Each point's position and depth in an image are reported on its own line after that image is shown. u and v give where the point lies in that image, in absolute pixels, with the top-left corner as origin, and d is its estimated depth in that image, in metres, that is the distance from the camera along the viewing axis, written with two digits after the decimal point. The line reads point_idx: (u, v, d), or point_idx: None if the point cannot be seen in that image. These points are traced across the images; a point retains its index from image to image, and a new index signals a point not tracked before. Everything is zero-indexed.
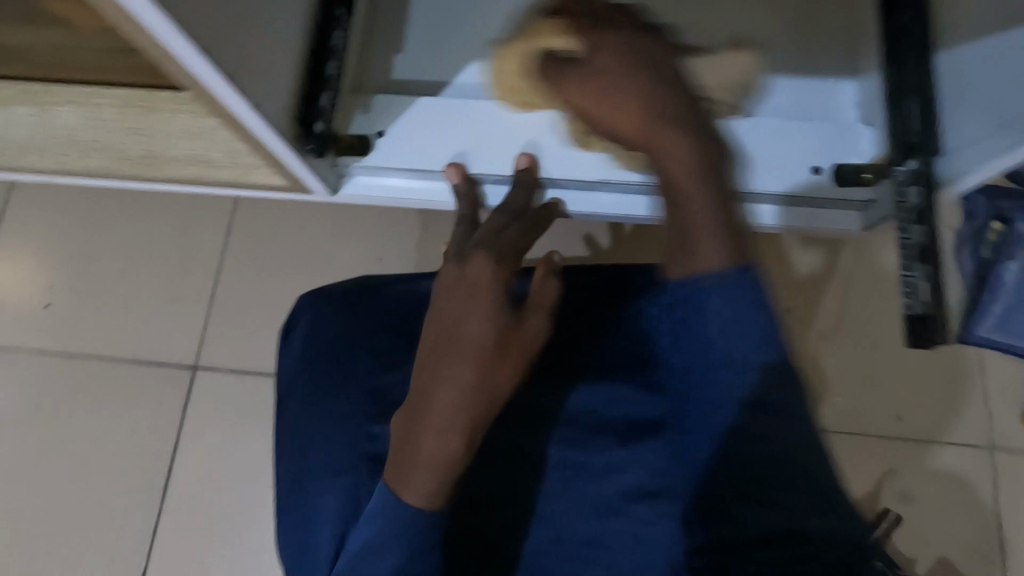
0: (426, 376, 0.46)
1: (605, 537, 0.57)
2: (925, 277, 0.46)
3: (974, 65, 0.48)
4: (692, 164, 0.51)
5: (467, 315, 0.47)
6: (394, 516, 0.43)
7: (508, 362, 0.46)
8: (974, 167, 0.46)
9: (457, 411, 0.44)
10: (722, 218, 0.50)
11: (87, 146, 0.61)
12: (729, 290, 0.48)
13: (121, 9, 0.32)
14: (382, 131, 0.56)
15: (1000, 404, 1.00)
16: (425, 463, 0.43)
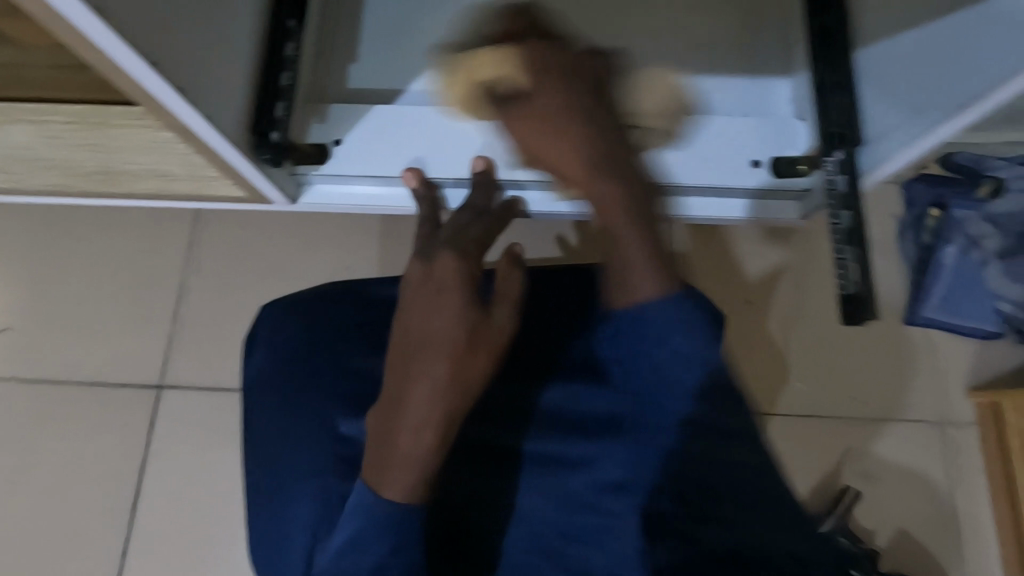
0: (399, 374, 0.47)
1: (583, 532, 0.52)
2: (853, 259, 0.49)
3: (885, 59, 0.52)
4: (618, 207, 0.52)
5: (435, 312, 0.49)
6: (374, 511, 0.44)
7: (480, 354, 0.48)
8: (891, 156, 0.50)
9: (432, 405, 0.45)
10: (648, 254, 0.51)
11: (44, 163, 0.62)
12: (665, 318, 0.49)
13: (64, 24, 0.32)
14: (338, 139, 0.58)
15: (946, 380, 1.06)
16: (403, 458, 0.44)
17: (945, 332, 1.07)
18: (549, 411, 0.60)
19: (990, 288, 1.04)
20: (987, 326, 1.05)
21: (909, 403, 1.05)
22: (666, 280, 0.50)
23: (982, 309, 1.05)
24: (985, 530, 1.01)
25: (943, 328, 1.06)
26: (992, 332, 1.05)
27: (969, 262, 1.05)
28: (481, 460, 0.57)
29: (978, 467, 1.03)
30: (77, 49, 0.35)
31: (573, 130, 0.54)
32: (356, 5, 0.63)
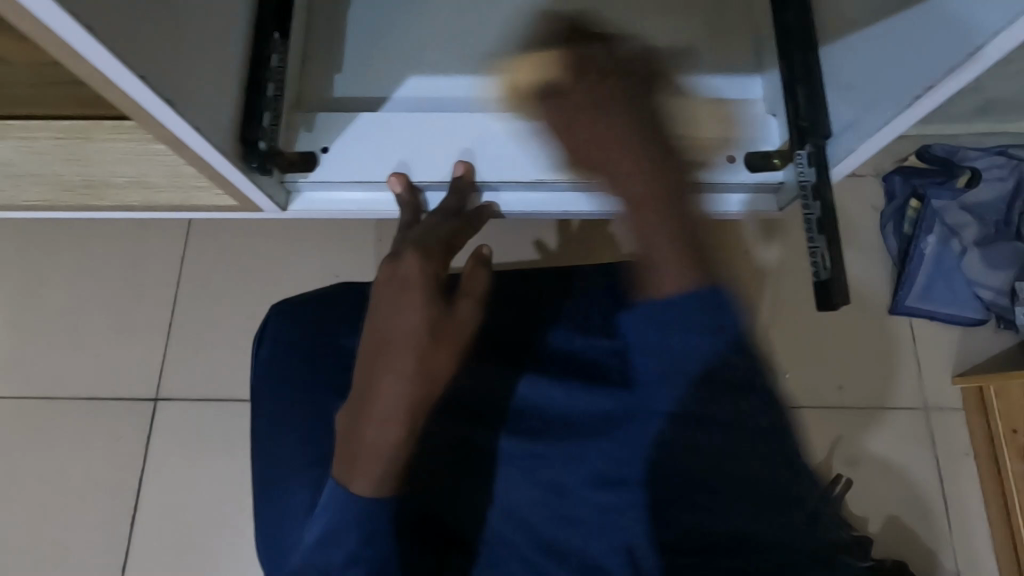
0: (365, 370, 0.47)
1: (569, 520, 0.53)
2: (826, 247, 0.50)
3: (848, 57, 0.53)
4: (649, 198, 0.47)
5: (400, 309, 0.49)
6: (346, 506, 0.44)
7: (445, 347, 0.48)
8: (852, 147, 0.51)
9: (396, 398, 0.45)
10: (679, 244, 0.45)
11: (23, 177, 0.60)
12: (691, 311, 0.43)
13: (57, 42, 0.34)
14: (326, 147, 0.59)
15: (930, 367, 1.08)
16: (368, 453, 0.44)
17: (928, 321, 1.09)
18: (529, 403, 0.59)
19: (969, 275, 1.07)
20: (969, 312, 1.07)
21: (895, 391, 1.07)
22: (700, 272, 0.44)
23: (963, 296, 1.07)
24: (974, 512, 1.03)
25: (925, 317, 1.09)
26: (974, 319, 1.07)
27: (950, 251, 1.07)
28: (462, 457, 0.59)
29: (965, 451, 1.05)
30: (67, 62, 0.36)
31: (596, 127, 0.51)
32: (339, 17, 0.65)
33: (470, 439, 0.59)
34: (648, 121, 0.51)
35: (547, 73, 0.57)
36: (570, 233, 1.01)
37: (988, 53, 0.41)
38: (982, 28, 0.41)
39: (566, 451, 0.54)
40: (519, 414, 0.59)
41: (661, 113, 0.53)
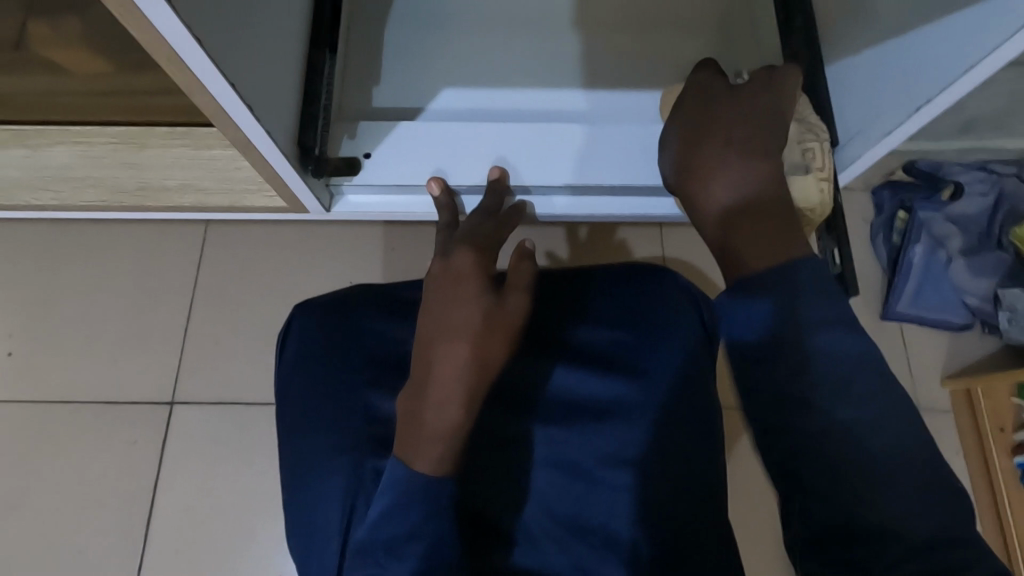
0: (422, 359, 0.51)
1: (583, 503, 0.59)
2: (835, 245, 0.59)
3: (858, 70, 0.59)
4: (726, 211, 0.52)
5: (455, 302, 0.53)
6: (409, 483, 0.47)
7: (497, 338, 0.52)
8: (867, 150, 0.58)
9: (455, 383, 0.49)
10: (746, 243, 0.49)
11: (81, 181, 0.65)
12: (762, 313, 0.45)
13: (168, 54, 0.38)
14: (368, 152, 0.63)
15: (920, 369, 1.14)
16: (427, 433, 0.48)
17: (917, 325, 1.15)
18: (557, 395, 0.63)
19: (955, 283, 1.12)
20: (954, 318, 1.13)
21: None
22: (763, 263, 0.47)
23: (949, 302, 1.13)
24: None
25: (914, 321, 1.15)
26: (960, 324, 1.14)
27: (936, 260, 1.12)
28: (496, 446, 0.62)
29: (956, 450, 1.10)
30: (167, 69, 0.40)
31: (694, 153, 0.57)
32: (376, 35, 0.70)
33: (507, 429, 0.62)
34: (732, 138, 0.55)
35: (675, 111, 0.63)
36: (581, 241, 1.06)
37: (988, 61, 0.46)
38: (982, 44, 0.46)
39: (587, 437, 0.61)
40: (548, 405, 0.63)
41: (754, 126, 0.55)
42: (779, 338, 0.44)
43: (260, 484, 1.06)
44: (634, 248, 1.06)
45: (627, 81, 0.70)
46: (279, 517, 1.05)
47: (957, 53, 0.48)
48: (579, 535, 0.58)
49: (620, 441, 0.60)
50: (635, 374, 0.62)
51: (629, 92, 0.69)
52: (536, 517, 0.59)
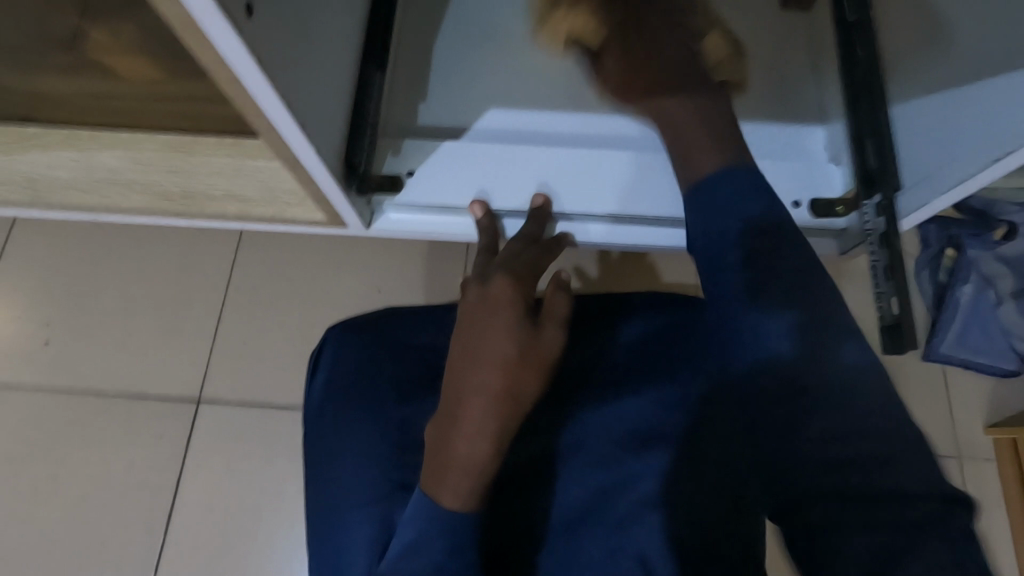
0: (453, 386, 0.50)
1: (612, 545, 0.54)
2: (893, 293, 0.50)
3: (923, 113, 0.54)
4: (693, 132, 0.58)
5: (489, 328, 0.52)
6: (432, 518, 0.46)
7: (530, 370, 0.51)
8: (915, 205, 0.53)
9: (487, 416, 0.48)
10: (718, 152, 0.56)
11: (127, 186, 0.64)
12: (793, 326, 0.46)
13: (228, 74, 0.38)
14: (411, 171, 0.62)
15: (963, 413, 1.10)
16: (456, 466, 0.46)
17: (962, 368, 1.11)
18: (586, 421, 0.63)
19: (1004, 326, 1.08)
20: (1001, 363, 1.08)
21: (929, 434, 1.09)
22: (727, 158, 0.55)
23: (997, 345, 1.08)
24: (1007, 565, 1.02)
25: (959, 364, 1.09)
26: (1010, 370, 1.08)
27: (985, 301, 1.08)
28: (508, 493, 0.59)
29: (998, 500, 1.05)
30: (224, 85, 0.40)
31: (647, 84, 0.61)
32: (423, 52, 0.70)
33: (534, 455, 0.61)
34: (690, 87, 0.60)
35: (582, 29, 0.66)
36: (608, 264, 1.04)
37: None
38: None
39: (604, 472, 0.59)
40: (579, 431, 0.62)
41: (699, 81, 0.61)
42: (800, 355, 0.45)
43: (282, 486, 1.06)
44: (668, 272, 1.04)
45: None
46: (298, 520, 1.05)
47: None
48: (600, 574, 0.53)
49: (654, 474, 0.58)
50: (675, 404, 0.62)
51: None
52: (551, 568, 0.56)
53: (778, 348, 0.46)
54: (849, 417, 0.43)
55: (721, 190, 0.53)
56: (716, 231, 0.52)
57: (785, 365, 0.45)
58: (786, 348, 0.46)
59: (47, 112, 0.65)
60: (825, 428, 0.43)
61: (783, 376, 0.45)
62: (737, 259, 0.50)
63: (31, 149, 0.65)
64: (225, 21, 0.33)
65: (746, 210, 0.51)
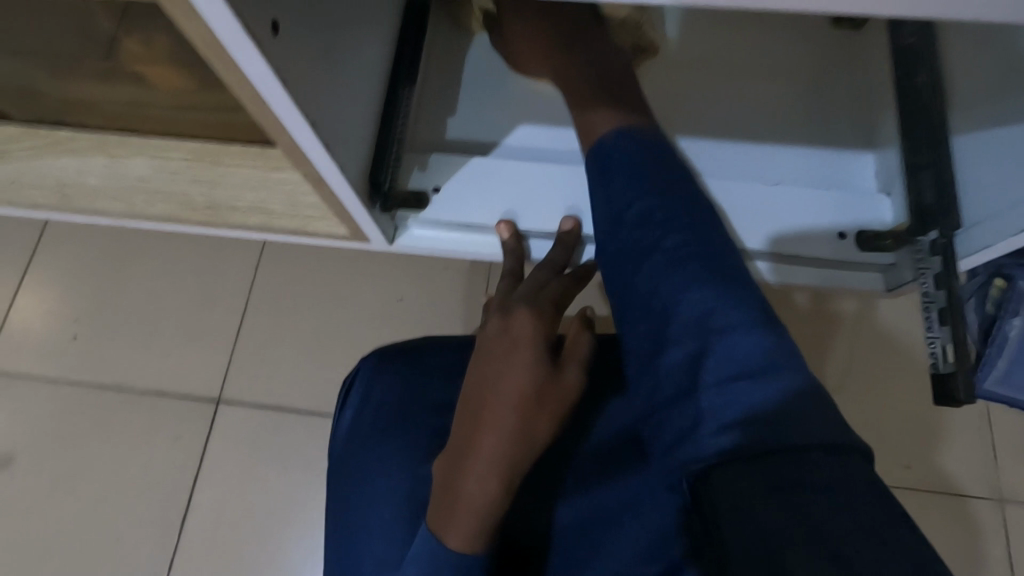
0: (466, 421, 0.48)
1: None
2: (949, 339, 0.47)
3: (988, 147, 0.49)
4: (598, 104, 0.56)
5: (506, 363, 0.50)
6: (440, 559, 0.44)
7: (547, 411, 0.48)
8: (973, 248, 0.49)
9: (497, 455, 0.45)
10: (615, 117, 0.54)
11: (155, 193, 0.65)
12: (744, 331, 0.41)
13: (253, 93, 0.37)
14: (437, 187, 0.61)
15: (1006, 454, 1.04)
16: (465, 506, 0.44)
17: (1004, 407, 1.06)
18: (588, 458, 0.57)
19: None
20: None
21: (967, 475, 1.04)
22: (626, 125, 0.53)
23: None
24: None
25: (1006, 403, 1.05)
26: None
27: None
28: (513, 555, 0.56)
29: None
30: (246, 102, 0.39)
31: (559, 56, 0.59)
32: (454, 66, 0.68)
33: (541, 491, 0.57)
34: (595, 62, 0.59)
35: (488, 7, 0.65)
36: None
37: None
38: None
39: (598, 525, 0.52)
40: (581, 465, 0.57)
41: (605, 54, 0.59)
42: (773, 373, 0.40)
43: (296, 492, 1.06)
44: None
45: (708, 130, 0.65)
46: (311, 528, 1.05)
47: None
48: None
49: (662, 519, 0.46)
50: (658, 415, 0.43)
51: (715, 141, 0.65)
52: None
53: (735, 351, 0.41)
54: (793, 430, 0.38)
55: (627, 168, 0.50)
56: (625, 214, 0.49)
57: (742, 378, 0.40)
58: (747, 352, 0.41)
59: (85, 117, 0.65)
60: (774, 437, 0.37)
61: (733, 387, 0.40)
62: (662, 271, 0.45)
63: (64, 154, 0.66)
64: (247, 40, 0.32)
65: (681, 217, 0.47)
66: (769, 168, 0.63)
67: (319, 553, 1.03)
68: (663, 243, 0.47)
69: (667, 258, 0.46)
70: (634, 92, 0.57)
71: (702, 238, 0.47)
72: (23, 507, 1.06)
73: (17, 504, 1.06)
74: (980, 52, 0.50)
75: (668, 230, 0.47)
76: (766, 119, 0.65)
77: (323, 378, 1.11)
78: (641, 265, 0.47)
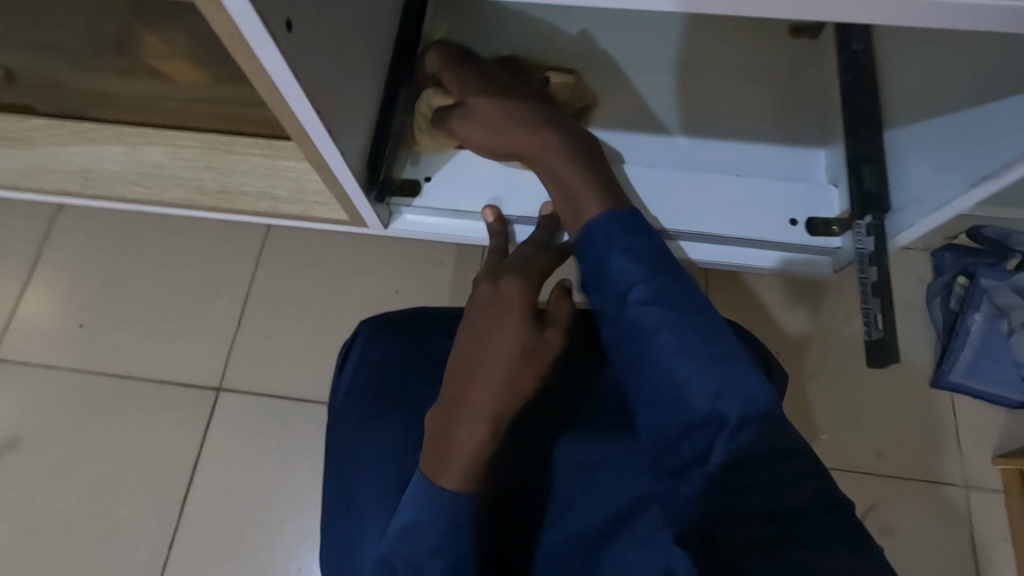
0: (460, 378, 0.53)
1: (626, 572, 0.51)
2: (879, 309, 0.52)
3: (919, 139, 0.57)
4: (575, 174, 0.58)
5: (496, 327, 0.55)
6: (431, 501, 0.48)
7: (531, 368, 0.53)
8: (909, 223, 0.56)
9: (487, 405, 0.50)
10: (597, 189, 0.56)
11: (171, 180, 0.73)
12: (724, 361, 0.45)
13: (267, 82, 0.43)
14: (428, 176, 0.67)
15: (971, 444, 1.09)
16: (458, 451, 0.49)
17: (970, 398, 1.11)
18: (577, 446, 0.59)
19: (1017, 358, 1.06)
20: (1012, 394, 1.08)
21: (934, 463, 1.08)
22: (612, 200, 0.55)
23: (1008, 378, 1.07)
24: None
25: (970, 394, 1.10)
26: (1016, 402, 1.08)
27: (997, 331, 1.07)
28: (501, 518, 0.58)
29: (1003, 536, 1.04)
30: (262, 92, 0.45)
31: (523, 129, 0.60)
32: None
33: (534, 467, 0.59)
34: (564, 133, 0.60)
35: (432, 93, 0.65)
36: None
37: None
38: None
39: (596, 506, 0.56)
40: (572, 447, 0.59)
41: (569, 126, 0.62)
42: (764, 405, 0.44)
43: (293, 477, 1.11)
44: None
45: (666, 127, 0.72)
46: (306, 510, 1.09)
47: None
48: None
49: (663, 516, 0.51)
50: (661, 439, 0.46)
51: (647, 135, 0.72)
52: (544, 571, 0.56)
53: (716, 377, 0.45)
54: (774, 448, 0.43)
55: (614, 226, 0.52)
56: (612, 252, 0.51)
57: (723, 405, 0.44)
58: (726, 378, 0.45)
59: (104, 109, 0.72)
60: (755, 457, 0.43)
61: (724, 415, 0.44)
62: (647, 303, 0.48)
63: (86, 143, 0.73)
64: (266, 36, 0.38)
65: (656, 250, 0.51)
66: (732, 162, 0.69)
67: (314, 534, 1.08)
68: (644, 291, 0.49)
69: (647, 307, 0.48)
70: (603, 162, 0.60)
71: (682, 279, 0.50)
72: (29, 489, 1.10)
73: (24, 486, 1.10)
74: (910, 60, 0.58)
75: (650, 279, 0.49)
76: (729, 120, 0.72)
77: (320, 367, 1.16)
78: (630, 301, 0.49)
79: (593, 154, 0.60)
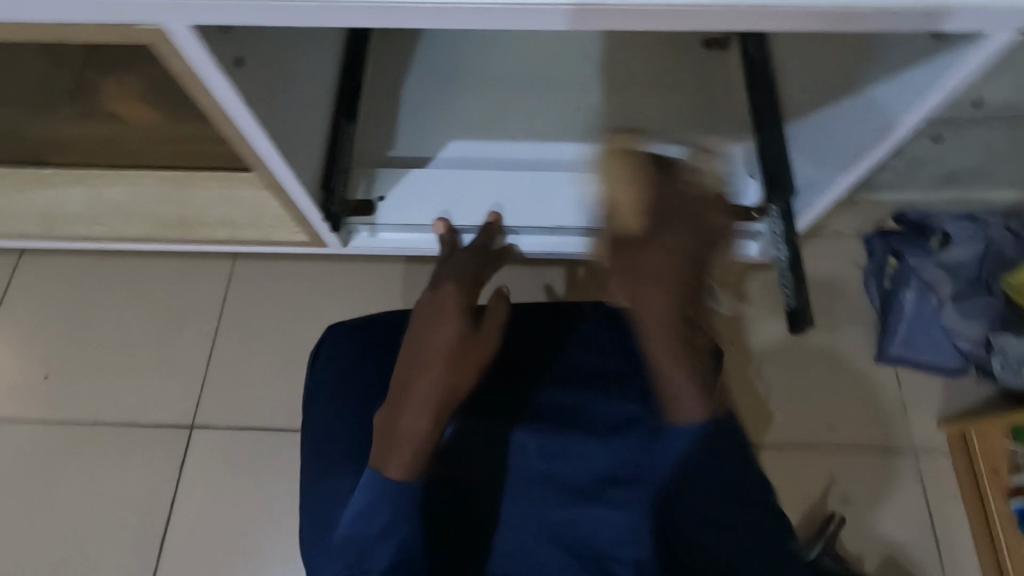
0: (405, 374, 0.57)
1: (578, 519, 0.60)
2: (792, 280, 0.59)
3: (828, 121, 0.67)
4: (686, 366, 0.55)
5: (436, 323, 0.59)
6: (383, 490, 0.51)
7: (471, 358, 0.58)
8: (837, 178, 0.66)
9: (428, 396, 0.54)
10: (695, 389, 0.55)
11: (133, 215, 0.78)
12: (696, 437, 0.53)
13: (222, 114, 0.47)
14: (382, 196, 0.76)
15: (916, 411, 1.16)
16: (403, 438, 0.53)
17: (911, 368, 1.18)
18: (542, 417, 0.66)
19: (947, 325, 1.13)
20: (949, 361, 1.15)
21: (885, 432, 1.15)
22: (708, 411, 0.54)
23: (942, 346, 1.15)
24: (966, 552, 1.08)
25: (909, 364, 1.17)
26: (955, 367, 1.15)
27: (928, 306, 1.13)
28: (466, 499, 0.62)
29: (953, 495, 1.11)
30: (218, 124, 0.49)
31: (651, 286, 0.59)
32: (395, 92, 0.81)
33: (489, 445, 0.64)
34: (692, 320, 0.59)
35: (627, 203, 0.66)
36: (575, 280, 1.10)
37: (923, 108, 0.55)
38: (912, 96, 0.55)
39: (545, 490, 0.62)
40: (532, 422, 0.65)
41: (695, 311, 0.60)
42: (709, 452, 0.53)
43: (272, 506, 1.11)
44: None
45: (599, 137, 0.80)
46: (288, 539, 1.09)
47: (915, 87, 0.55)
48: (569, 548, 0.59)
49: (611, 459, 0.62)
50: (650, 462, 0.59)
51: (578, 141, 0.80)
52: (507, 539, 0.60)
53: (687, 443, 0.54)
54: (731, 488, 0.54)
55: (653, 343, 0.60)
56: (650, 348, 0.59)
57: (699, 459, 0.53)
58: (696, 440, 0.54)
59: (64, 152, 0.75)
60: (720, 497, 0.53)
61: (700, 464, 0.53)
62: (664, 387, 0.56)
63: (50, 187, 0.77)
64: (215, 67, 0.43)
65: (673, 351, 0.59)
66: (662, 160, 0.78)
67: (297, 562, 1.08)
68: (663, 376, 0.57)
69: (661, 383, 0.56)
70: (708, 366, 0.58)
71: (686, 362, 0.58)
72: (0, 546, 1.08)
73: None
74: (802, 61, 0.66)
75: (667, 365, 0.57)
76: (656, 125, 0.79)
77: (293, 395, 1.17)
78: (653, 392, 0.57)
79: (701, 359, 0.57)
